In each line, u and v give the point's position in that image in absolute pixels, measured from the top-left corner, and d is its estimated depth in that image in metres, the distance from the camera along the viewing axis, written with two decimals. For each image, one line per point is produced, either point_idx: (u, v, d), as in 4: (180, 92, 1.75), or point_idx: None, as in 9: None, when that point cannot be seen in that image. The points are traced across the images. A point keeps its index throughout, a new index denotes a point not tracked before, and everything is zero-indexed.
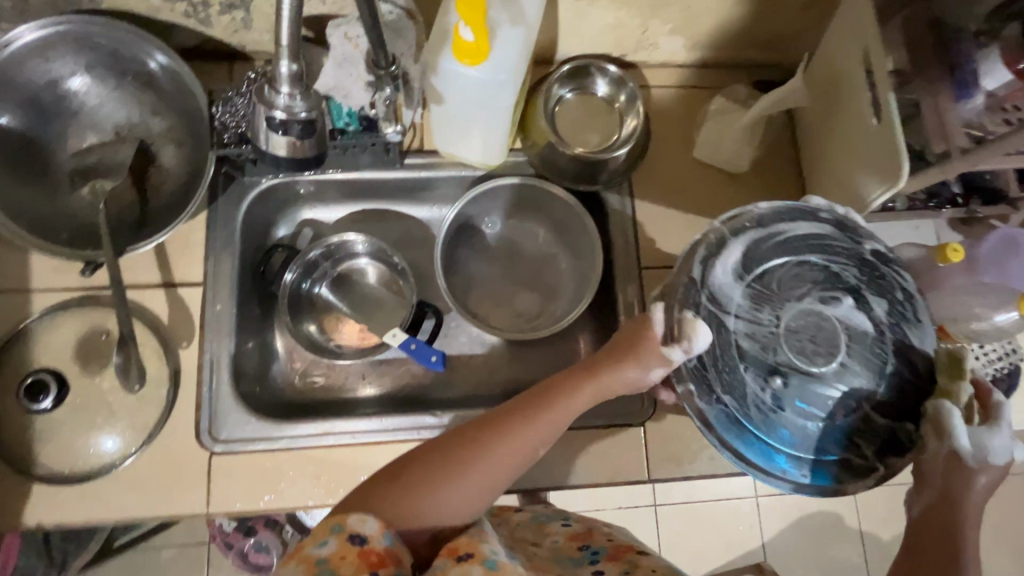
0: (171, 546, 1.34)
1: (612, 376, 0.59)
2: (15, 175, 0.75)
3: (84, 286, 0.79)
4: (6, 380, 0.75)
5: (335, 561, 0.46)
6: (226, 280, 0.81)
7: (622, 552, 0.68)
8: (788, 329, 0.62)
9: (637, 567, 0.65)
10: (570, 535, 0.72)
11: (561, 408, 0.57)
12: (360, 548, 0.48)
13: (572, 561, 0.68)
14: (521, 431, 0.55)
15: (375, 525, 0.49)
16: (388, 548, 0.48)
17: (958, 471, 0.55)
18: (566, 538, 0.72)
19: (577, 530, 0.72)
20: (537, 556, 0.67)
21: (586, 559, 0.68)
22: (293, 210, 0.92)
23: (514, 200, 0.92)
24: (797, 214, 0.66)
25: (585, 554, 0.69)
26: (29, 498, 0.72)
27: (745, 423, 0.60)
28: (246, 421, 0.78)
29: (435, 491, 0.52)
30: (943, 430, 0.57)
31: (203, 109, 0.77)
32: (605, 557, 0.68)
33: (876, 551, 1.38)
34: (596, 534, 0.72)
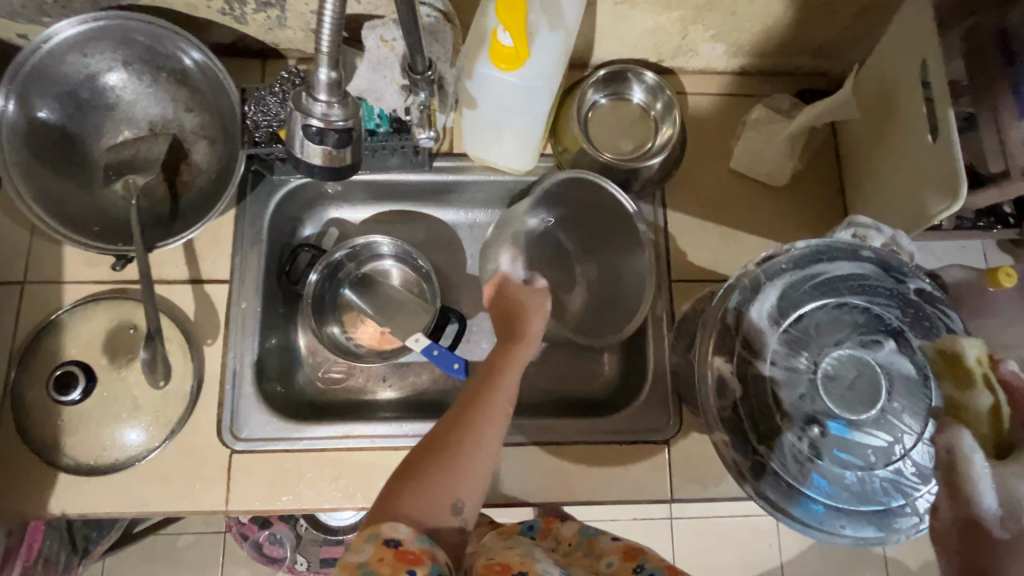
0: (189, 533, 1.37)
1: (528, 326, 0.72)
2: (51, 169, 0.75)
3: (115, 279, 0.79)
4: (36, 370, 0.76)
5: (374, 563, 0.48)
6: (253, 278, 0.81)
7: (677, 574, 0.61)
8: (825, 374, 0.58)
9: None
10: (624, 554, 0.67)
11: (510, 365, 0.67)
12: (395, 549, 0.49)
13: None
14: (490, 396, 0.62)
15: (407, 530, 0.51)
16: (422, 547, 0.50)
17: (974, 546, 0.41)
18: (621, 557, 0.67)
19: (631, 546, 0.67)
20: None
21: None
22: (320, 209, 0.91)
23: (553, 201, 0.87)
24: (839, 250, 0.60)
25: None
26: (56, 487, 0.73)
27: (785, 476, 0.55)
28: (266, 421, 0.77)
29: (452, 468, 0.56)
30: (954, 482, 0.43)
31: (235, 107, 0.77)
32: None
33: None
34: (652, 554, 0.66)
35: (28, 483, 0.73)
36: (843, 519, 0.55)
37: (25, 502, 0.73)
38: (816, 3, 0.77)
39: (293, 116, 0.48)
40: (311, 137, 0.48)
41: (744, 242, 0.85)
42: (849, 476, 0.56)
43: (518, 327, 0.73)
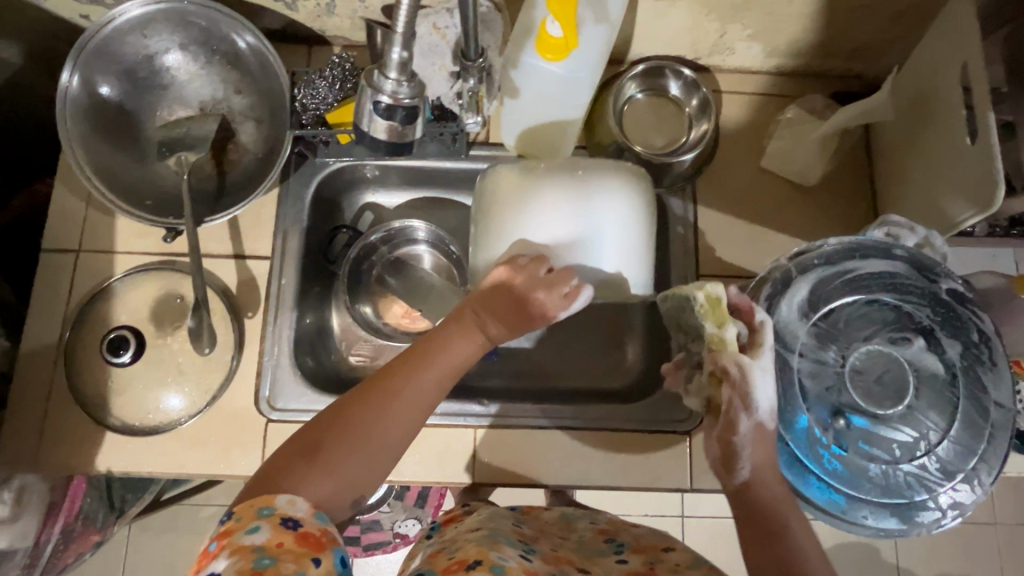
0: (212, 504, 1.42)
1: (495, 323, 0.66)
2: (108, 142, 0.79)
3: (164, 251, 0.83)
4: (88, 333, 0.80)
5: (272, 548, 0.45)
6: (293, 255, 0.84)
7: (645, 546, 0.71)
8: (854, 369, 0.59)
9: (663, 561, 0.67)
10: (598, 531, 0.77)
11: (446, 355, 0.62)
12: (295, 531, 0.47)
13: (598, 552, 0.72)
14: (414, 381, 0.59)
15: (306, 506, 0.49)
16: (322, 526, 0.49)
17: (761, 443, 0.55)
18: (595, 532, 0.77)
19: (604, 525, 0.77)
20: (564, 547, 0.72)
21: (612, 550, 0.72)
22: (357, 192, 0.94)
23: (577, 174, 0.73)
24: (868, 248, 0.61)
25: (611, 546, 0.73)
26: (102, 445, 0.77)
27: (808, 464, 0.57)
28: (302, 392, 0.80)
29: (355, 449, 0.54)
30: (748, 402, 0.54)
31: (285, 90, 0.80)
32: (630, 549, 0.71)
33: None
34: (623, 531, 0.76)
35: (77, 439, 0.77)
36: (866, 509, 0.56)
37: (74, 457, 0.77)
38: (856, 5, 0.78)
39: (364, 92, 0.50)
40: (380, 112, 0.50)
41: (773, 241, 0.86)
42: (874, 469, 0.57)
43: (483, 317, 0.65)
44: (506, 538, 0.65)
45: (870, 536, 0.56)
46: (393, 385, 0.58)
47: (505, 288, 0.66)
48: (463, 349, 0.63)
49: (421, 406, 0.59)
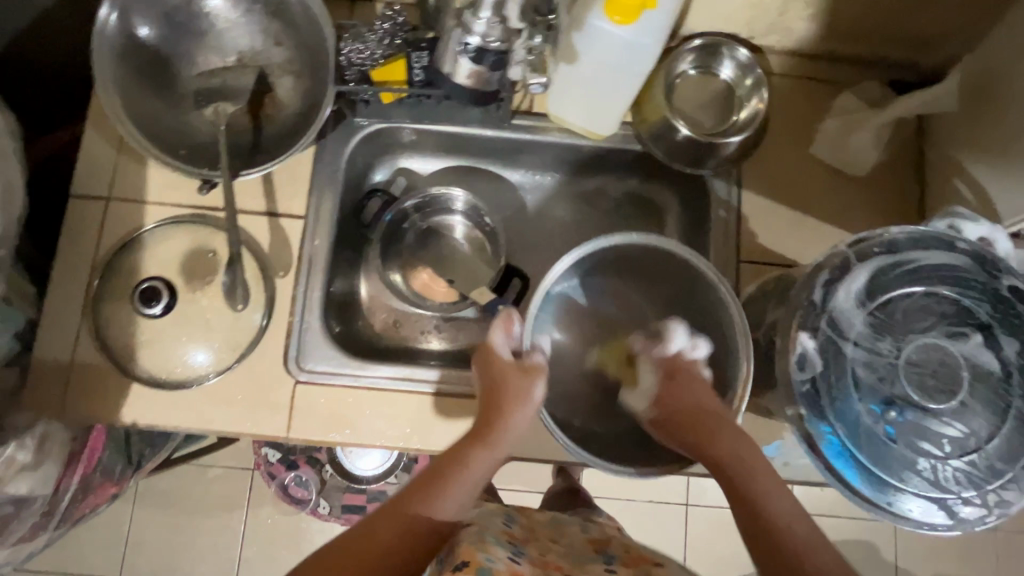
0: (220, 466, 1.42)
1: (501, 426, 0.69)
2: (144, 87, 0.77)
3: (195, 203, 0.81)
4: (117, 282, 0.79)
5: None
6: (327, 216, 0.82)
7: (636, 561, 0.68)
8: (908, 361, 0.58)
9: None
10: (591, 539, 0.73)
11: (464, 470, 0.66)
12: None
13: (588, 557, 0.69)
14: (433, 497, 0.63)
15: None
16: None
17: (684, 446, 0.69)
18: (587, 539, 0.73)
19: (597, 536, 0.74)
20: (554, 547, 0.69)
21: (603, 559, 0.69)
22: (392, 156, 0.92)
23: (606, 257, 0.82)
24: (930, 240, 0.59)
25: (602, 555, 0.69)
26: (127, 398, 0.76)
27: (856, 453, 0.56)
28: (331, 354, 0.79)
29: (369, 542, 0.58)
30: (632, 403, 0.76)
31: (330, 44, 0.77)
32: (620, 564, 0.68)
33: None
34: (616, 543, 0.72)
35: (102, 389, 0.76)
36: (910, 502, 0.55)
37: (99, 407, 0.76)
38: None
39: (457, 31, 0.65)
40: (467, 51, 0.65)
41: (817, 230, 0.84)
42: (923, 462, 0.56)
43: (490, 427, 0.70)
44: (496, 533, 0.65)
45: (913, 529, 0.56)
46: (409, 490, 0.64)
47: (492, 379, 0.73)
48: (481, 461, 0.67)
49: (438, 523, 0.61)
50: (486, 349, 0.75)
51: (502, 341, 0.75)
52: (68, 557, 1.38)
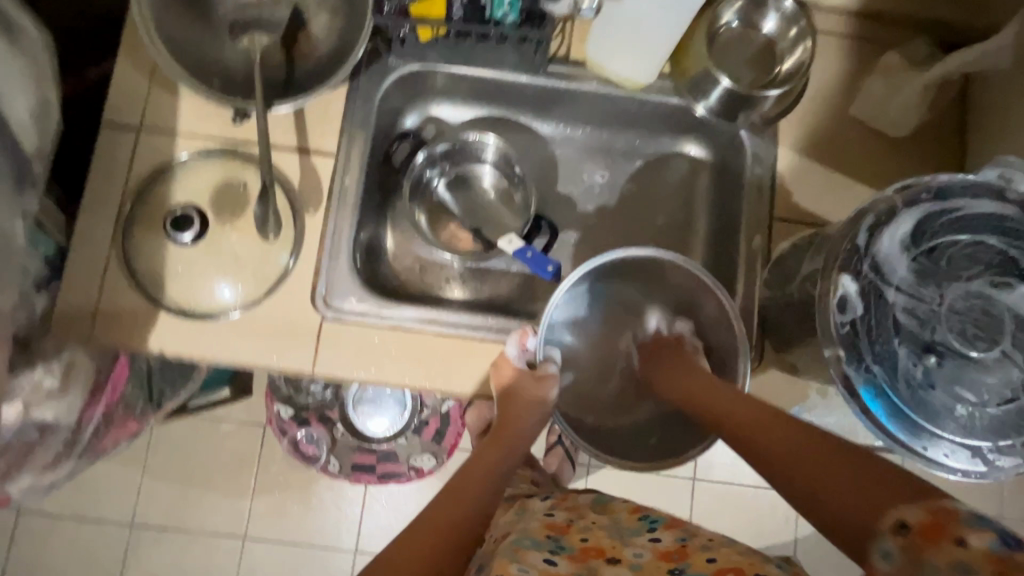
0: (232, 420, 1.43)
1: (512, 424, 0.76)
2: (181, 15, 0.76)
3: (226, 136, 0.80)
4: (148, 212, 0.78)
5: None
6: (359, 156, 0.82)
7: (679, 521, 0.64)
8: (950, 309, 0.57)
9: (695, 535, 0.61)
10: (632, 507, 0.69)
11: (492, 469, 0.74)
12: None
13: (629, 530, 0.65)
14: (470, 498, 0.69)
15: None
16: None
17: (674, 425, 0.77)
18: (628, 510, 0.69)
19: (637, 502, 0.69)
20: (594, 530, 0.65)
21: (644, 527, 0.65)
22: (423, 102, 0.91)
23: (614, 270, 0.80)
24: (980, 188, 0.58)
25: (643, 523, 0.65)
26: (155, 327, 0.77)
27: (892, 395, 0.55)
28: (358, 293, 0.80)
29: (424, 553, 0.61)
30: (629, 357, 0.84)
31: None
32: (663, 525, 0.64)
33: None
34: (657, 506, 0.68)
35: (129, 318, 0.76)
36: (944, 447, 0.55)
37: (127, 335, 0.76)
38: None
39: None
40: None
41: (853, 190, 0.83)
42: (960, 409, 0.55)
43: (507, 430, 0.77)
44: (530, 538, 0.63)
45: (945, 474, 0.55)
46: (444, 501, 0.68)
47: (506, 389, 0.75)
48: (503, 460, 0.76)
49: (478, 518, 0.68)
50: (502, 364, 0.75)
51: (516, 354, 0.75)
52: (82, 501, 1.39)
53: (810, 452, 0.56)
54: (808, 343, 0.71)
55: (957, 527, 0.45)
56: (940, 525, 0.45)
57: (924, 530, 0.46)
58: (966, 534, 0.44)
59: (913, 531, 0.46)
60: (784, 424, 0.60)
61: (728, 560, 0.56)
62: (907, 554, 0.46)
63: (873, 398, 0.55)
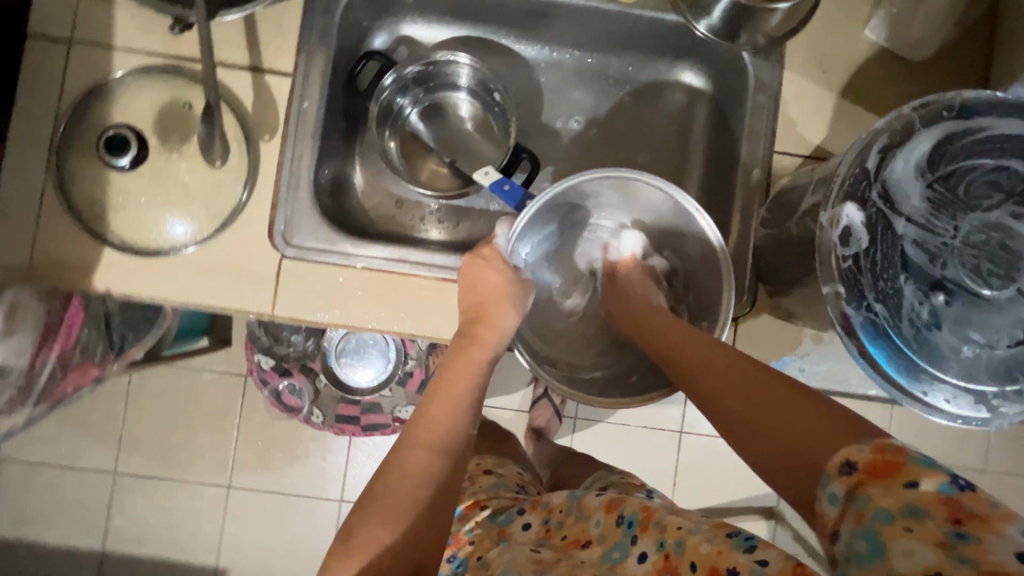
0: (212, 370, 1.40)
1: (494, 331, 0.67)
2: None
3: (170, 53, 0.72)
4: (84, 137, 0.71)
5: None
6: (318, 76, 0.73)
7: (652, 513, 0.55)
8: (965, 242, 0.51)
9: (669, 531, 0.52)
10: (608, 507, 0.60)
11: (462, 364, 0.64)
12: None
13: (613, 547, 0.56)
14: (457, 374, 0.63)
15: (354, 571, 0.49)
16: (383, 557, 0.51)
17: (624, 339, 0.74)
18: (605, 512, 0.59)
19: (613, 498, 0.60)
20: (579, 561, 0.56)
21: (626, 538, 0.55)
22: (394, 21, 0.83)
23: (587, 192, 0.74)
24: (1008, 107, 0.52)
25: (623, 532, 0.56)
26: (100, 263, 0.71)
27: (893, 337, 0.51)
28: (320, 230, 0.73)
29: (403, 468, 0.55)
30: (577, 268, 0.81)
31: None
32: (640, 528, 0.55)
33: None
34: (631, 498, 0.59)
35: (71, 253, 0.70)
36: (947, 392, 0.50)
37: (68, 272, 0.71)
38: None
39: None
40: None
41: (863, 119, 0.75)
42: (965, 350, 0.51)
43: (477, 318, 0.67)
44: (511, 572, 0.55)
45: (943, 421, 0.51)
46: (420, 411, 0.60)
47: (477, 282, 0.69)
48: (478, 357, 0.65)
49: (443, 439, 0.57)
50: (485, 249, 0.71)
51: (505, 240, 0.72)
52: (62, 449, 1.37)
53: (760, 394, 0.50)
54: (805, 283, 0.66)
55: (909, 466, 0.38)
56: (889, 465, 0.39)
57: (872, 471, 0.39)
58: (918, 476, 0.37)
59: (860, 471, 0.40)
60: (728, 363, 0.55)
61: (699, 559, 0.47)
62: (851, 496, 0.39)
63: (873, 339, 0.50)
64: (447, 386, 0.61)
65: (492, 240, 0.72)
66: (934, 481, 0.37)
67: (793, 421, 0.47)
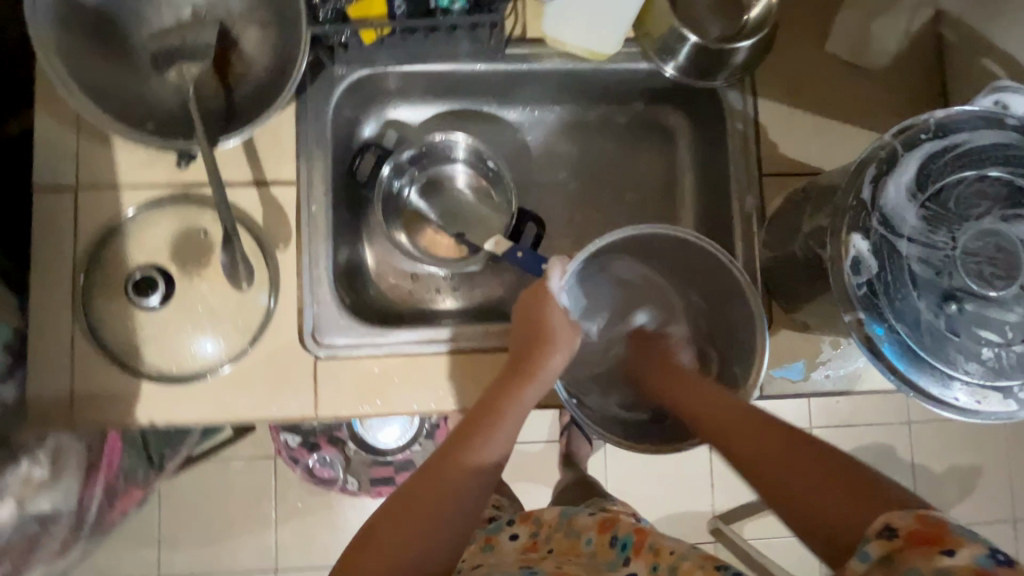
0: (241, 457, 1.39)
1: (543, 366, 0.68)
2: (97, 57, 0.68)
3: (176, 182, 0.74)
4: (105, 278, 0.72)
5: None
6: (321, 179, 0.76)
7: (645, 535, 0.59)
8: (965, 251, 0.55)
9: (660, 556, 0.56)
10: (600, 527, 0.63)
11: (510, 401, 0.65)
12: None
13: (604, 564, 0.59)
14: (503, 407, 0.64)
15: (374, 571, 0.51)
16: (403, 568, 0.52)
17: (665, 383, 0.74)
18: (598, 531, 0.63)
19: (604, 518, 0.64)
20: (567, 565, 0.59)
21: (617, 558, 0.59)
22: (380, 108, 0.85)
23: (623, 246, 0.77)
24: (978, 120, 0.56)
25: (617, 552, 0.60)
26: (140, 397, 0.72)
27: (919, 351, 0.54)
28: (347, 326, 0.75)
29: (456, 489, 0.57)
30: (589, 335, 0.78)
31: None
32: (633, 551, 0.58)
33: (925, 481, 1.36)
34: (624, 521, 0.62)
35: (109, 392, 0.72)
36: (977, 393, 0.53)
37: (110, 410, 0.72)
38: None
39: None
40: None
41: (838, 130, 0.79)
42: (986, 352, 0.54)
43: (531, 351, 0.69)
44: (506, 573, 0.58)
45: (978, 419, 0.54)
46: (475, 439, 0.61)
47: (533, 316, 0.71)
48: (529, 395, 0.66)
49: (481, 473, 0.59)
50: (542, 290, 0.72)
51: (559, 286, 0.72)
52: (103, 565, 1.36)
53: (790, 462, 0.54)
54: (817, 299, 0.69)
55: (948, 536, 0.41)
56: (931, 534, 0.42)
57: (912, 537, 0.42)
58: (956, 546, 0.40)
59: (901, 539, 0.43)
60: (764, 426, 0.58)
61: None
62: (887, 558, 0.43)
63: (900, 355, 0.54)
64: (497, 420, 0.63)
65: (548, 279, 0.72)
66: (973, 553, 0.40)
67: (827, 484, 0.50)
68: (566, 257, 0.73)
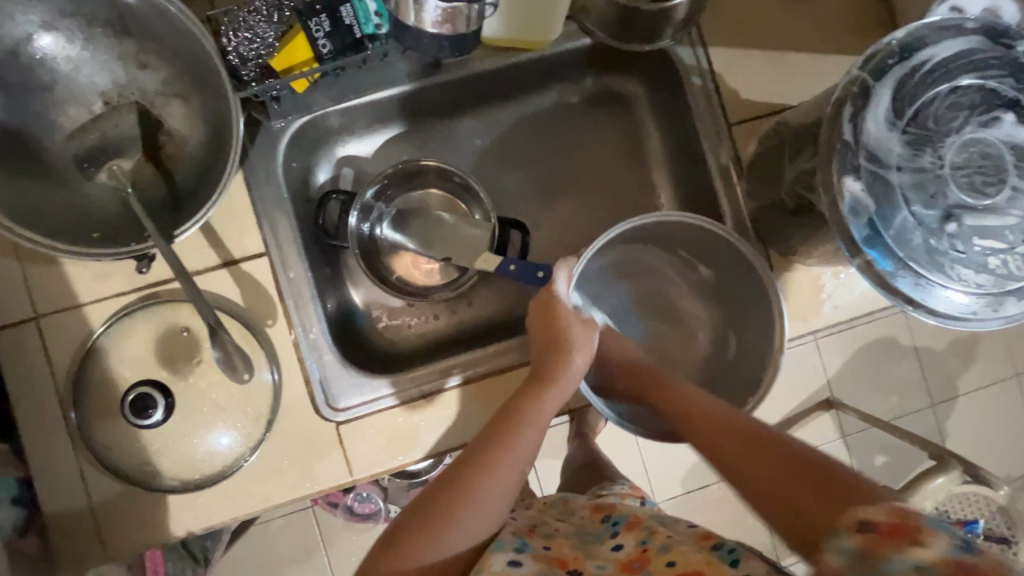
0: (278, 516, 1.35)
1: (565, 370, 0.66)
2: (15, 176, 0.62)
3: (142, 284, 0.70)
4: (96, 402, 0.68)
5: None
6: (290, 242, 0.72)
7: (641, 519, 0.63)
8: (953, 166, 0.55)
9: (656, 535, 0.60)
10: (595, 508, 0.68)
11: (534, 413, 0.62)
12: None
13: (593, 535, 0.64)
14: (524, 412, 0.62)
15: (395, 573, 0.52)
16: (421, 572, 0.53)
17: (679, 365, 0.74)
18: (591, 511, 0.68)
19: (601, 502, 0.69)
20: (558, 535, 0.63)
21: (608, 532, 0.63)
22: (329, 148, 0.82)
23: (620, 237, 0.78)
24: (938, 33, 0.56)
25: (607, 527, 0.64)
26: (168, 511, 0.69)
27: (929, 275, 0.54)
28: (359, 384, 0.73)
29: (476, 495, 0.56)
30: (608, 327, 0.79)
31: (215, 59, 0.62)
32: (625, 526, 0.63)
33: (931, 361, 1.40)
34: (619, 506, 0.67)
35: (136, 515, 0.68)
36: (992, 305, 0.54)
37: (141, 531, 0.69)
38: None
39: None
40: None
41: (793, 61, 0.78)
42: (992, 261, 0.54)
43: (552, 356, 0.67)
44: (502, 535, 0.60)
45: (996, 326, 0.55)
46: (495, 452, 0.59)
47: (550, 320, 0.70)
48: (552, 401, 0.64)
49: (504, 483, 0.58)
50: (550, 298, 0.71)
51: (566, 289, 0.72)
52: None
53: (770, 462, 0.53)
54: (811, 240, 0.69)
55: (920, 527, 0.41)
56: (900, 524, 0.41)
57: (886, 528, 0.42)
58: (927, 537, 0.40)
59: (875, 528, 0.42)
60: (739, 425, 0.58)
61: (684, 557, 0.55)
62: (863, 553, 0.41)
63: (916, 285, 0.54)
64: (521, 433, 0.60)
65: (554, 284, 0.71)
66: (945, 542, 0.40)
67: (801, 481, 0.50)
68: (573, 258, 0.72)
